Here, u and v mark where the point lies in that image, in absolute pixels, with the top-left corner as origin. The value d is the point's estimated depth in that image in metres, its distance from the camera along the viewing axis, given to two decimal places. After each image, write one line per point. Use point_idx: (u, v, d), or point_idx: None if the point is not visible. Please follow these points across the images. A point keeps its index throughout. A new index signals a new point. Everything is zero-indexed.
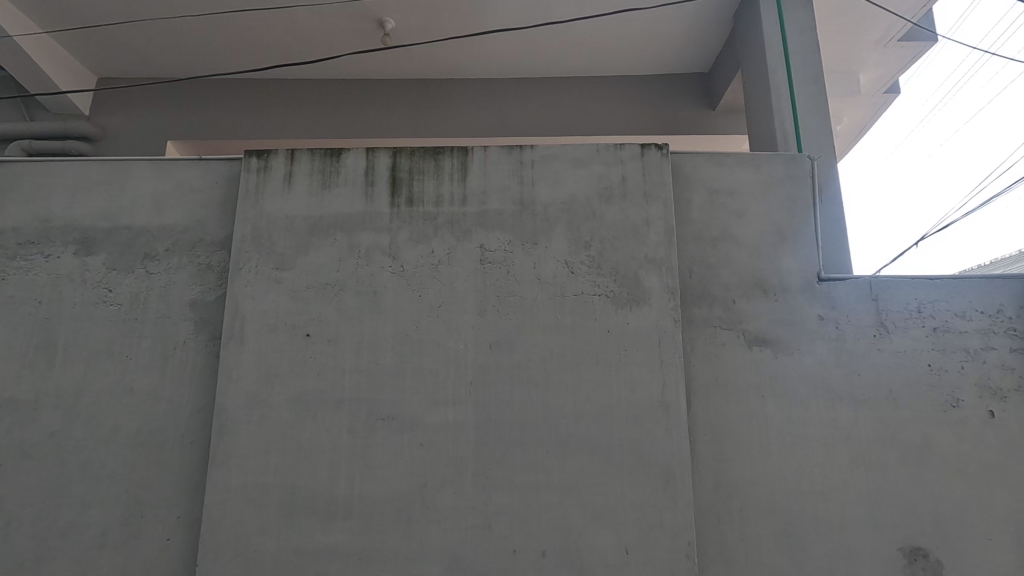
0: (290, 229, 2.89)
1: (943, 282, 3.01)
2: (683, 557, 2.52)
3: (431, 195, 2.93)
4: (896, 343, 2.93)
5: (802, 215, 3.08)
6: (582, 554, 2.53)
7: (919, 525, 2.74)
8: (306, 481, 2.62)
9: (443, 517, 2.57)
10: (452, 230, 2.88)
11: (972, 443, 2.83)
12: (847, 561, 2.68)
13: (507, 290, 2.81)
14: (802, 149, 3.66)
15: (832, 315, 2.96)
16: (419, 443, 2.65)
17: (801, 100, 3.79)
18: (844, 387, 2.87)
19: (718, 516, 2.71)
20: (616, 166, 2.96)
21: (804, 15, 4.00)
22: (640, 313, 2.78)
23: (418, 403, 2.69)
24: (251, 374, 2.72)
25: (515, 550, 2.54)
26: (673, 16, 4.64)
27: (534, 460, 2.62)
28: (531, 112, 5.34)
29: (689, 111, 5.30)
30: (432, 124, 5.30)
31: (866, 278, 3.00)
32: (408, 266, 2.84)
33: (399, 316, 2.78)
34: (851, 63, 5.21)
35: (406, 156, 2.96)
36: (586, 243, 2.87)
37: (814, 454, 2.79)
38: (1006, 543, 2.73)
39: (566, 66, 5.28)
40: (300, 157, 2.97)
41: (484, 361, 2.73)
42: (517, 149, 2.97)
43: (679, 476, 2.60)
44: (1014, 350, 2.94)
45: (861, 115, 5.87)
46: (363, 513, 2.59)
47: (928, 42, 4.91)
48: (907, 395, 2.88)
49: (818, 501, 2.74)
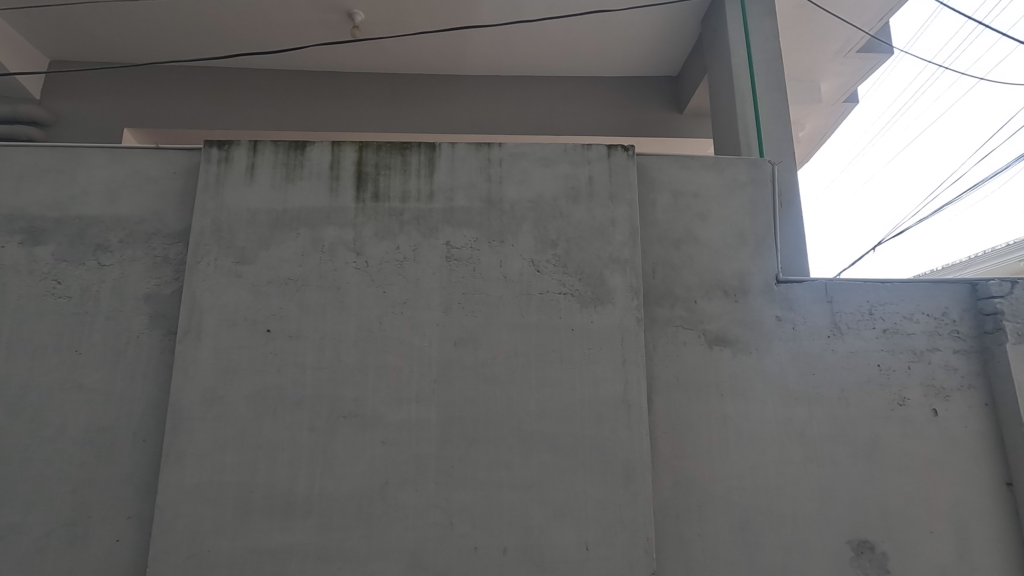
0: (252, 222, 2.82)
1: (892, 285, 3.14)
2: (642, 553, 2.56)
3: (397, 191, 2.90)
4: (849, 344, 3.04)
5: (762, 218, 3.17)
6: (543, 551, 2.55)
7: (867, 520, 2.85)
8: (265, 479, 2.57)
9: (405, 515, 2.56)
10: (418, 227, 2.86)
11: (917, 440, 2.95)
12: (798, 555, 2.77)
13: (473, 287, 2.80)
14: (764, 155, 3.76)
15: (789, 316, 3.06)
16: (382, 441, 2.62)
17: (764, 107, 3.89)
18: (799, 386, 2.97)
19: (676, 513, 2.76)
20: (583, 165, 2.98)
21: (767, 23, 4.10)
22: (604, 312, 2.81)
23: (382, 400, 2.67)
24: (208, 370, 2.65)
25: (476, 548, 2.54)
26: (642, 19, 4.70)
27: (496, 457, 2.63)
28: (503, 110, 5.35)
29: (657, 113, 5.39)
30: (402, 119, 5.26)
31: (821, 281, 3.11)
32: (373, 262, 2.81)
33: (363, 312, 2.75)
34: (813, 71, 5.37)
35: (372, 151, 2.93)
36: (553, 242, 2.88)
37: (769, 451, 2.87)
38: (948, 536, 2.87)
39: (538, 65, 5.30)
40: (263, 148, 2.91)
41: (449, 358, 2.72)
42: (485, 147, 2.97)
43: (639, 473, 2.64)
44: (957, 352, 3.09)
45: (822, 122, 6.05)
46: (323, 511, 2.55)
47: (886, 54, 5.09)
48: (857, 393, 2.98)
49: (773, 497, 2.82)
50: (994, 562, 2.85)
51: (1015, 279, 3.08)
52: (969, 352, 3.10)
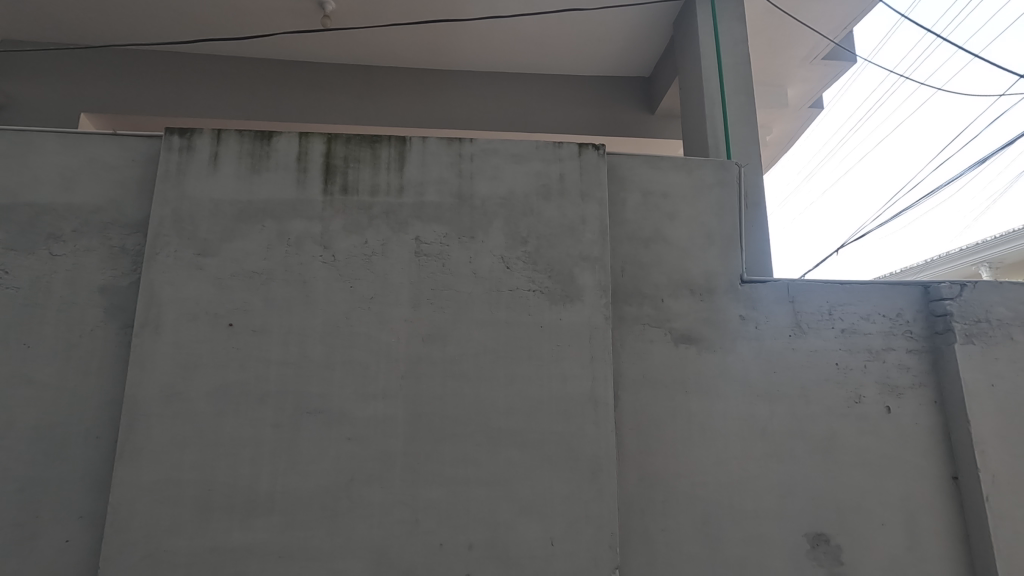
0: (215, 213, 2.75)
1: (850, 286, 3.25)
2: (607, 548, 2.59)
3: (367, 185, 2.86)
4: (809, 343, 3.13)
5: (728, 219, 3.23)
6: (509, 547, 2.56)
7: (824, 514, 2.93)
8: (226, 476, 2.51)
9: (370, 512, 2.53)
10: (388, 221, 2.83)
11: (872, 436, 3.06)
12: (758, 547, 2.84)
13: (442, 283, 2.79)
14: (731, 157, 3.84)
15: (752, 315, 3.13)
16: (347, 437, 2.59)
17: (732, 110, 3.97)
18: (762, 383, 3.04)
19: (641, 508, 2.80)
20: (555, 163, 2.99)
21: (736, 28, 4.18)
22: (573, 309, 2.83)
23: (348, 397, 2.63)
24: (167, 365, 2.57)
25: (441, 544, 2.53)
26: (616, 19, 4.73)
27: (464, 454, 2.62)
28: (476, 106, 5.34)
29: (629, 113, 5.45)
30: (375, 112, 5.19)
31: (784, 281, 3.19)
32: (341, 256, 2.77)
33: (330, 307, 2.71)
34: (780, 77, 5.49)
35: (342, 143, 2.88)
36: (523, 239, 2.89)
37: (732, 448, 2.94)
38: (899, 529, 2.98)
39: (511, 62, 5.30)
40: (227, 137, 2.83)
41: (417, 354, 2.70)
42: (456, 142, 2.95)
43: (605, 468, 2.67)
44: (910, 351, 3.21)
45: (788, 126, 6.21)
46: (286, 509, 2.51)
47: (850, 61, 5.24)
48: (816, 391, 3.08)
49: (734, 492, 2.88)
50: (941, 552, 2.98)
51: (964, 283, 3.23)
52: (922, 351, 3.22)
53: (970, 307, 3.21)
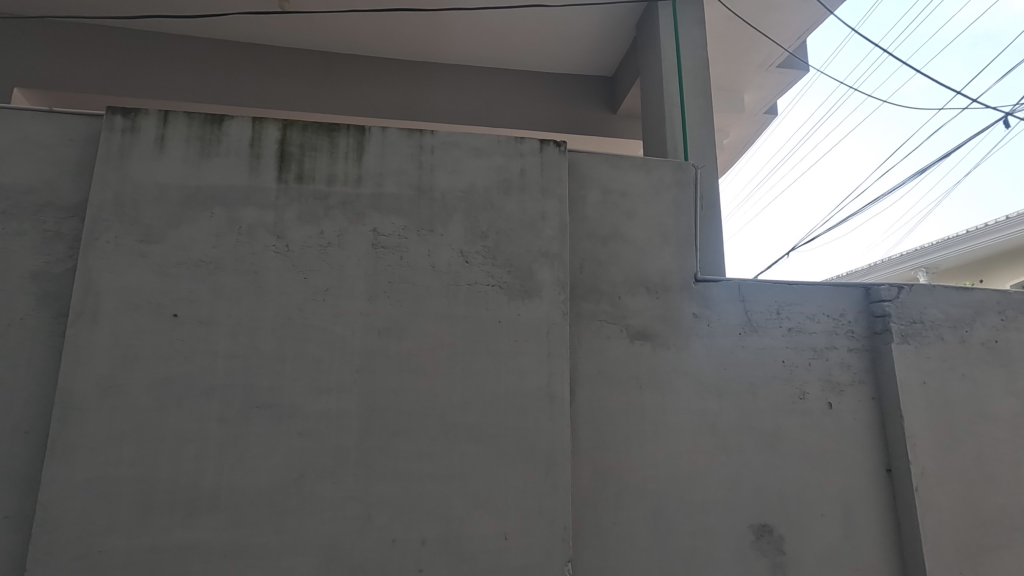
0: (160, 198, 2.63)
1: (797, 287, 3.38)
2: (560, 542, 2.61)
3: (323, 174, 2.79)
4: (758, 341, 3.24)
5: (684, 219, 3.31)
6: (462, 541, 2.55)
7: (767, 505, 3.04)
8: (167, 473, 2.41)
9: (321, 509, 2.48)
10: (345, 211, 2.77)
11: (814, 431, 3.20)
12: (706, 538, 2.93)
13: (400, 276, 2.75)
14: (688, 158, 3.93)
15: (705, 314, 3.21)
16: (298, 432, 2.53)
17: (690, 112, 4.06)
18: (713, 380, 3.13)
19: (594, 502, 2.84)
20: (516, 159, 2.99)
21: (696, 32, 4.27)
22: (531, 305, 2.84)
23: (300, 390, 2.57)
24: (105, 357, 2.44)
25: (393, 540, 2.50)
26: (580, 18, 4.76)
27: (418, 449, 2.60)
28: (440, 99, 5.30)
29: (591, 111, 5.51)
30: (334, 101, 5.08)
31: (735, 281, 3.29)
32: (294, 246, 2.69)
33: (282, 298, 2.63)
34: (737, 82, 5.65)
35: (298, 130, 2.80)
36: (482, 233, 2.88)
37: (682, 442, 3.01)
38: (837, 520, 3.12)
39: (475, 55, 5.27)
40: (175, 119, 2.70)
41: (372, 348, 2.66)
42: (417, 133, 2.91)
43: (559, 463, 2.69)
44: (851, 350, 3.36)
45: (744, 131, 6.40)
46: (231, 506, 2.43)
47: (802, 70, 5.44)
48: (764, 387, 3.19)
49: (684, 485, 2.96)
50: (874, 541, 3.14)
51: (901, 285, 3.41)
52: (862, 350, 3.38)
53: (906, 309, 3.39)
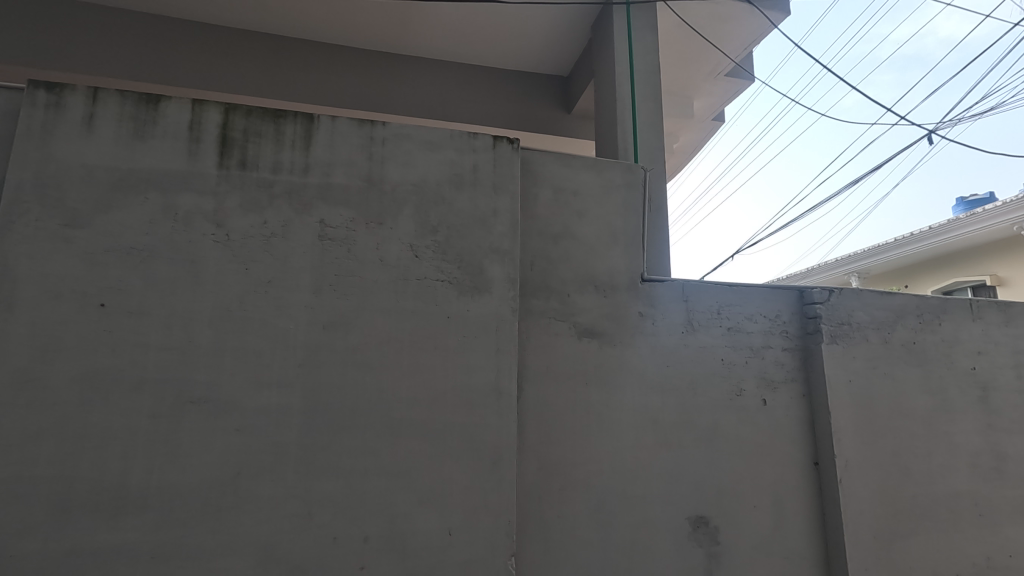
0: (88, 181, 2.47)
1: (737, 289, 3.53)
2: (504, 536, 2.63)
3: (268, 161, 2.69)
4: (700, 340, 3.36)
5: (633, 220, 3.39)
6: (405, 537, 2.53)
7: (704, 498, 3.16)
8: (90, 472, 2.28)
9: (258, 507, 2.40)
10: (290, 201, 2.68)
11: (749, 426, 3.34)
12: (646, 530, 3.01)
13: (347, 269, 2.69)
14: (638, 161, 4.03)
15: (650, 313, 3.30)
16: (235, 428, 2.44)
17: (641, 116, 4.16)
18: (657, 377, 3.22)
19: (538, 496, 2.88)
20: (468, 154, 2.97)
21: (648, 38, 4.37)
22: (481, 300, 2.84)
23: (239, 385, 2.48)
24: (21, 348, 2.28)
25: (335, 538, 2.45)
26: (537, 17, 4.79)
27: (362, 445, 2.56)
28: (394, 90, 5.22)
29: (545, 110, 5.57)
30: (282, 85, 4.93)
31: (680, 281, 3.40)
32: (235, 236, 2.59)
33: (221, 289, 2.53)
34: (687, 88, 5.82)
35: (241, 115, 2.69)
36: (433, 228, 2.85)
37: (626, 437, 3.09)
38: (768, 511, 3.27)
39: (432, 48, 5.22)
40: (106, 97, 2.54)
41: (317, 343, 2.59)
42: (368, 124, 2.85)
43: (505, 458, 2.70)
44: (785, 349, 3.54)
45: (693, 136, 6.61)
46: (161, 506, 2.32)
47: (748, 80, 5.66)
48: (704, 384, 3.31)
49: (627, 479, 3.04)
50: (802, 530, 3.32)
51: (831, 289, 3.62)
52: (795, 350, 3.56)
53: (835, 310, 3.60)
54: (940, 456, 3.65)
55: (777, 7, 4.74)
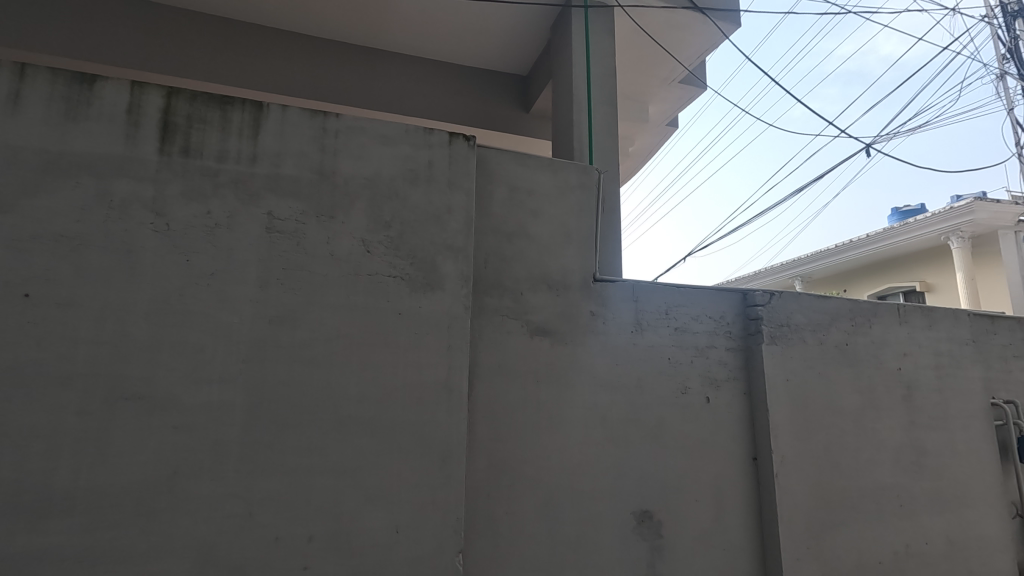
0: (12, 163, 2.31)
1: (685, 290, 3.64)
2: (451, 533, 2.63)
3: (213, 149, 2.59)
4: (648, 339, 3.45)
5: (587, 221, 3.45)
6: (351, 536, 2.49)
7: (649, 493, 3.25)
8: (10, 473, 2.14)
9: (195, 508, 2.31)
10: (236, 191, 2.60)
11: (692, 422, 3.46)
12: (592, 525, 3.08)
13: (295, 263, 2.63)
14: (592, 162, 4.11)
15: (601, 312, 3.36)
16: (172, 426, 2.34)
17: (596, 118, 4.23)
18: (606, 375, 3.29)
19: (487, 493, 2.90)
20: (423, 150, 2.95)
21: (605, 42, 4.44)
22: (433, 297, 2.82)
23: (177, 381, 2.38)
24: None
25: (277, 537, 2.39)
26: (497, 16, 4.79)
27: (308, 443, 2.50)
28: (350, 82, 5.12)
29: (503, 109, 5.59)
30: (233, 71, 4.77)
31: (630, 282, 3.48)
32: (176, 226, 2.49)
33: (159, 281, 2.42)
34: (643, 93, 5.95)
35: (185, 100, 2.58)
36: (386, 223, 2.82)
37: (575, 434, 3.14)
38: (709, 504, 3.40)
39: (390, 40, 5.15)
40: (34, 74, 2.39)
41: (261, 338, 2.52)
42: (321, 115, 2.79)
43: (455, 455, 2.70)
44: (728, 349, 3.68)
45: (647, 140, 6.76)
46: (89, 508, 2.20)
47: (700, 88, 5.84)
48: (651, 382, 3.40)
49: (575, 475, 3.09)
50: (740, 522, 3.46)
51: (772, 292, 3.79)
52: (738, 349, 3.71)
53: (775, 312, 3.77)
54: (868, 451, 3.87)
55: (729, 19, 4.87)
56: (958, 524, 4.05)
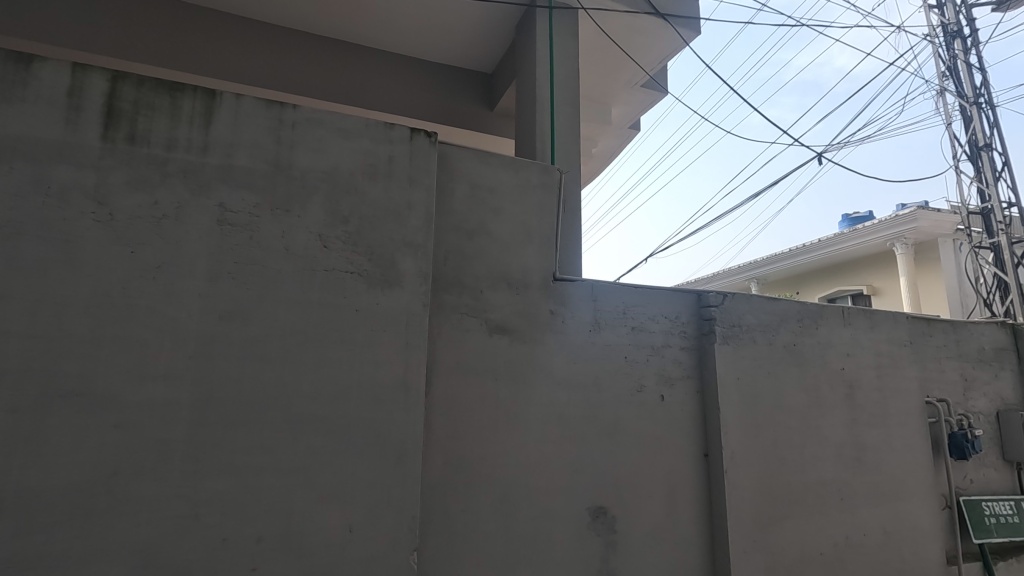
0: None
1: (642, 291, 3.73)
2: (406, 531, 2.61)
3: (161, 137, 2.50)
4: (605, 338, 3.50)
5: (547, 220, 3.47)
6: (302, 536, 2.45)
7: (604, 490, 3.31)
8: None
9: (137, 509, 2.23)
10: (186, 181, 2.51)
11: (648, 420, 3.54)
12: (547, 521, 3.11)
13: (247, 257, 2.56)
14: (554, 163, 4.15)
15: (560, 311, 3.39)
16: (113, 425, 2.25)
17: (559, 119, 4.27)
18: (564, 373, 3.32)
19: (444, 492, 2.89)
20: (384, 144, 2.91)
21: (569, 43, 4.48)
22: (391, 294, 2.80)
23: (119, 377, 2.28)
24: None
25: (224, 539, 2.33)
26: (462, 12, 4.78)
27: (258, 441, 2.44)
28: (310, 72, 5.01)
29: (467, 106, 5.58)
30: (187, 57, 4.62)
31: (589, 282, 3.53)
32: (120, 216, 2.38)
33: (101, 273, 2.32)
34: (606, 95, 6.04)
35: (131, 85, 2.47)
36: (344, 218, 2.77)
37: (532, 431, 3.16)
38: (661, 500, 3.48)
39: (352, 32, 5.07)
40: None
41: (210, 333, 2.44)
42: (277, 106, 2.72)
43: (411, 453, 2.68)
44: (683, 348, 3.78)
45: (610, 142, 6.86)
46: (19, 511, 2.09)
47: (661, 93, 5.96)
48: (608, 380, 3.46)
49: (531, 472, 3.12)
50: (692, 517, 3.56)
51: (725, 293, 3.91)
52: (692, 349, 3.81)
53: (728, 313, 3.90)
54: (812, 447, 4.04)
55: (689, 26, 4.99)
56: (894, 516, 4.27)
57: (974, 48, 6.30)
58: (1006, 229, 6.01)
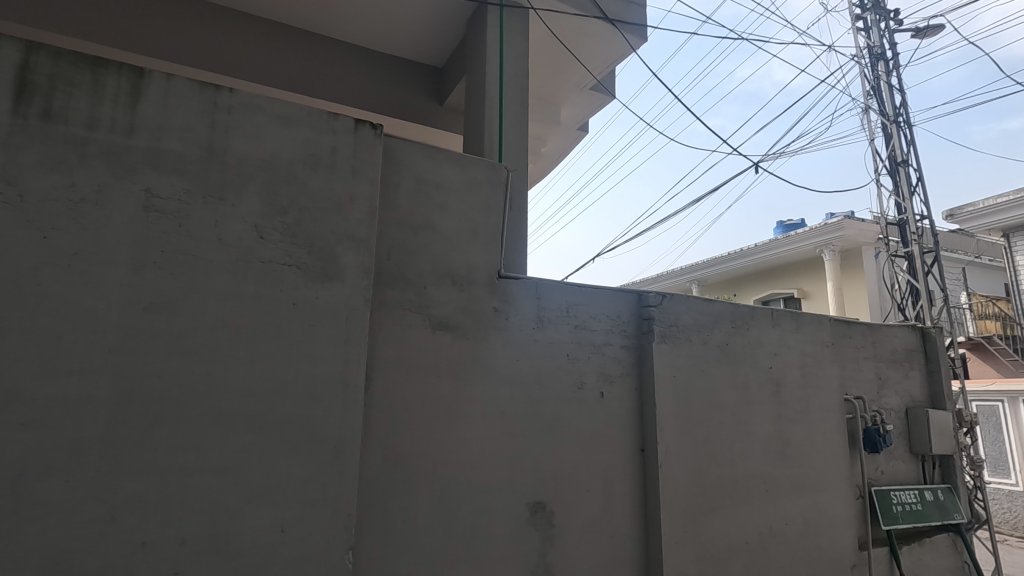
0: None
1: (585, 289, 3.80)
2: (341, 530, 2.56)
3: (81, 115, 2.33)
4: (548, 335, 3.55)
5: (494, 217, 3.48)
6: (230, 537, 2.36)
7: (543, 485, 3.35)
8: None
9: (45, 513, 2.08)
10: (108, 163, 2.36)
11: (587, 416, 3.61)
12: (486, 516, 3.12)
13: (176, 246, 2.43)
14: (502, 160, 4.17)
15: (504, 308, 3.41)
16: (18, 423, 2.09)
17: (507, 117, 4.29)
18: (507, 370, 3.35)
19: (382, 489, 2.85)
20: (327, 134, 2.84)
21: (519, 42, 4.50)
22: (331, 288, 2.73)
23: (27, 372, 2.12)
24: None
25: (144, 542, 2.21)
26: (412, 4, 4.72)
27: (183, 439, 2.33)
28: (251, 56, 4.81)
29: (415, 100, 5.52)
30: (115, 32, 4.34)
31: (533, 281, 3.57)
32: (31, 198, 2.21)
33: (7, 258, 2.14)
34: (555, 96, 6.11)
35: (48, 58, 2.30)
36: (282, 209, 2.68)
37: (474, 428, 3.17)
38: (599, 494, 3.56)
39: (297, 16, 4.90)
40: None
41: (132, 327, 2.31)
42: (212, 89, 2.60)
43: (349, 451, 2.63)
44: (623, 346, 3.88)
45: (559, 142, 6.96)
46: None
47: (609, 96, 6.09)
48: (550, 377, 3.50)
49: (471, 468, 3.13)
50: (627, 510, 3.66)
51: (664, 293, 4.05)
52: (631, 347, 3.92)
53: (666, 313, 4.04)
54: (741, 441, 4.25)
55: (636, 33, 5.12)
56: (813, 506, 4.55)
57: (896, 70, 6.78)
58: (919, 239, 6.51)
